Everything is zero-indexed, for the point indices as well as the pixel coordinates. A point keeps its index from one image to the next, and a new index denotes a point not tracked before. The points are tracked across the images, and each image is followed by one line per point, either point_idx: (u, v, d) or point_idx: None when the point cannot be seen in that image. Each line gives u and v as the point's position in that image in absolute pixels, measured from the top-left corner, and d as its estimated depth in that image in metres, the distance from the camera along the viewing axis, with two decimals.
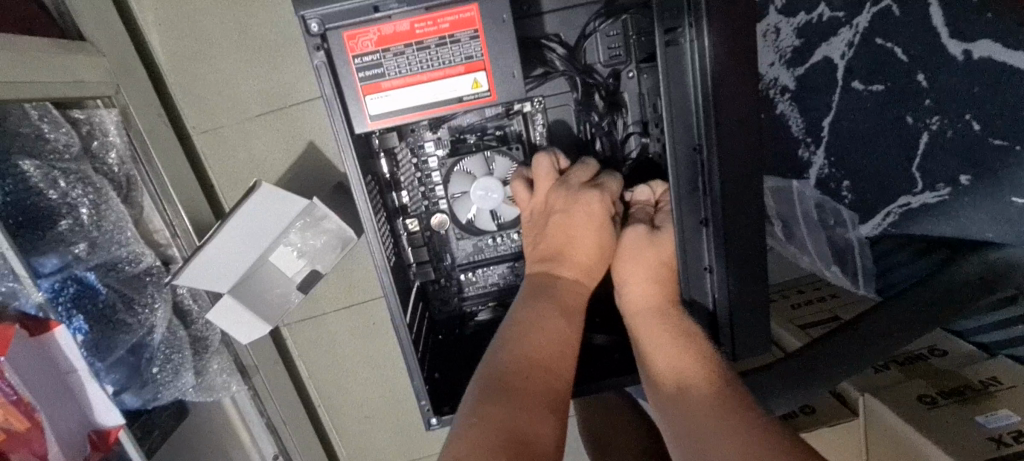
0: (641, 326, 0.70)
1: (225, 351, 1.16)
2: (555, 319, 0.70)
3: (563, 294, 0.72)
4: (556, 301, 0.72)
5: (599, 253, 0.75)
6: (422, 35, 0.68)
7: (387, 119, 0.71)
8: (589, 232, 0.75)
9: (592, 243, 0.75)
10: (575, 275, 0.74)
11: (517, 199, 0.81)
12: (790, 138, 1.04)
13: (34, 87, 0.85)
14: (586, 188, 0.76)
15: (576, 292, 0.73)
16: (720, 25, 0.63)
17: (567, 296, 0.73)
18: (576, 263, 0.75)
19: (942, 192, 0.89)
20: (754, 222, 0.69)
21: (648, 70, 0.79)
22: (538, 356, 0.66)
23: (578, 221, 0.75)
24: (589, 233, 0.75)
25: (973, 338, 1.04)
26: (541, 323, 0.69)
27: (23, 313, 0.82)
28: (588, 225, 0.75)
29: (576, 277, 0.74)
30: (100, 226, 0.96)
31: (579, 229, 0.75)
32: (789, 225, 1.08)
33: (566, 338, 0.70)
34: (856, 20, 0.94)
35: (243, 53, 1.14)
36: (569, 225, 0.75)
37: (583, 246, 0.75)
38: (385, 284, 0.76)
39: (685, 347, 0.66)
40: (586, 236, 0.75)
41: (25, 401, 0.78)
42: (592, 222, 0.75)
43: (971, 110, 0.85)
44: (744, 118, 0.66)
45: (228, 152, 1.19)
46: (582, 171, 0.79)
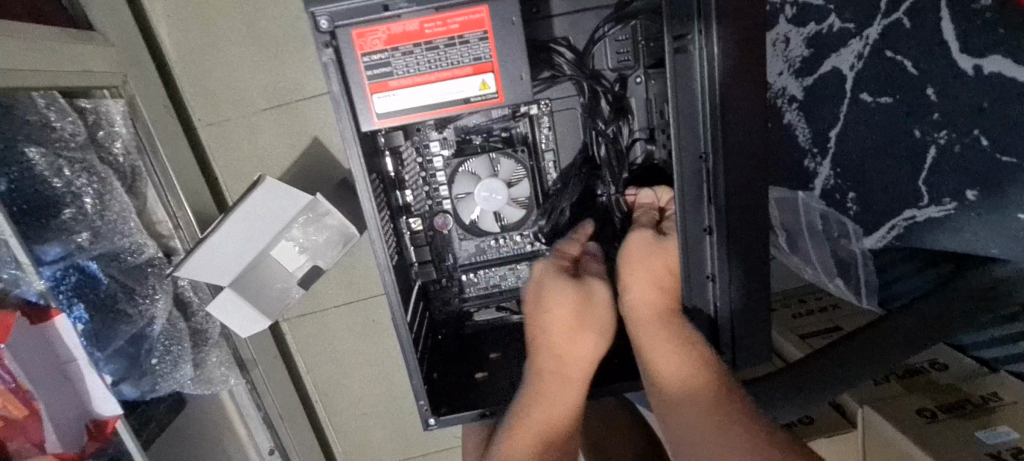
0: (641, 334, 0.71)
1: (225, 344, 1.16)
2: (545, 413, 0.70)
3: (547, 386, 0.71)
4: (541, 392, 0.71)
5: (580, 333, 0.73)
6: (431, 35, 0.68)
7: (393, 118, 0.71)
8: (563, 315, 0.74)
9: (569, 327, 0.74)
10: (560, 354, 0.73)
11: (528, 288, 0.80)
12: (797, 149, 1.04)
13: (41, 75, 0.85)
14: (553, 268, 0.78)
15: (561, 372, 0.72)
16: (731, 33, 0.63)
17: (553, 384, 0.71)
18: (554, 347, 0.73)
19: (947, 206, 0.88)
20: (759, 231, 0.68)
21: (656, 76, 0.80)
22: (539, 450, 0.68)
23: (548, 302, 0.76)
24: (562, 318, 0.74)
25: (974, 352, 1.04)
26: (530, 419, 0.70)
27: (25, 300, 0.82)
28: (562, 307, 0.74)
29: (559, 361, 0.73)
30: (103, 216, 0.96)
31: (554, 318, 0.74)
32: (793, 235, 1.09)
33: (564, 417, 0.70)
34: (867, 32, 0.91)
35: (250, 47, 1.14)
36: (544, 310, 0.75)
37: (561, 333, 0.73)
38: (387, 282, 0.75)
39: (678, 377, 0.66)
40: (561, 324, 0.74)
41: (23, 389, 0.79)
42: (563, 306, 0.74)
43: (978, 125, 0.83)
44: (753, 126, 0.65)
45: (232, 146, 1.19)
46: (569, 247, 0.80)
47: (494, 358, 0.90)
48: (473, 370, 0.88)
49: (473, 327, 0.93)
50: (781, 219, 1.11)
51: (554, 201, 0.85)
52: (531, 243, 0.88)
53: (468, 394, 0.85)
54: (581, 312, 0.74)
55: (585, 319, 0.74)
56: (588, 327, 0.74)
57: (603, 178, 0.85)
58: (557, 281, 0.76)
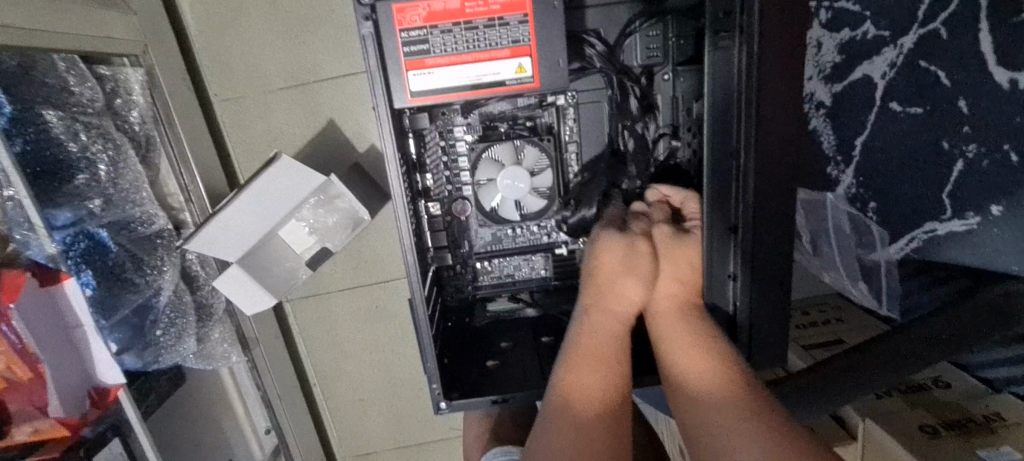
0: (668, 317, 0.71)
1: (229, 321, 1.15)
2: (597, 353, 0.69)
3: (595, 330, 0.71)
4: (588, 332, 0.71)
5: (625, 279, 0.73)
6: (471, 15, 0.69)
7: (427, 97, 0.72)
8: (613, 266, 0.74)
9: (618, 275, 0.74)
10: (616, 304, 0.73)
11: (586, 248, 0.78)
12: (822, 156, 1.06)
13: (63, 39, 0.83)
14: (607, 227, 0.78)
15: (606, 320, 0.72)
16: (772, 31, 0.63)
17: (599, 327, 0.71)
18: (602, 293, 0.74)
19: (971, 220, 0.87)
20: (786, 232, 0.68)
21: (684, 73, 0.80)
22: (589, 381, 0.66)
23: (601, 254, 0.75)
24: (609, 266, 0.74)
25: (978, 373, 1.03)
26: (580, 356, 0.69)
27: (33, 263, 0.81)
28: (612, 258, 0.74)
29: (606, 309, 0.73)
30: (116, 184, 0.96)
31: (604, 267, 0.74)
32: (818, 240, 1.09)
33: (617, 357, 0.69)
34: (901, 41, 0.90)
35: (273, 23, 1.13)
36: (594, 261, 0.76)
37: (609, 279, 0.74)
38: (409, 264, 0.75)
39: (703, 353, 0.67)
40: (611, 275, 0.74)
41: (30, 351, 0.78)
42: (613, 257, 0.74)
43: (1009, 141, 0.80)
44: (787, 125, 0.65)
45: (248, 122, 1.19)
46: (613, 212, 0.80)
47: (504, 347, 0.90)
48: (482, 359, 0.88)
49: (490, 317, 0.95)
50: (809, 226, 1.10)
51: (578, 194, 0.85)
52: (549, 234, 0.90)
53: (476, 380, 0.84)
54: (630, 263, 0.74)
55: (636, 270, 0.73)
56: (639, 277, 0.73)
57: (628, 174, 0.85)
58: (606, 235, 0.76)
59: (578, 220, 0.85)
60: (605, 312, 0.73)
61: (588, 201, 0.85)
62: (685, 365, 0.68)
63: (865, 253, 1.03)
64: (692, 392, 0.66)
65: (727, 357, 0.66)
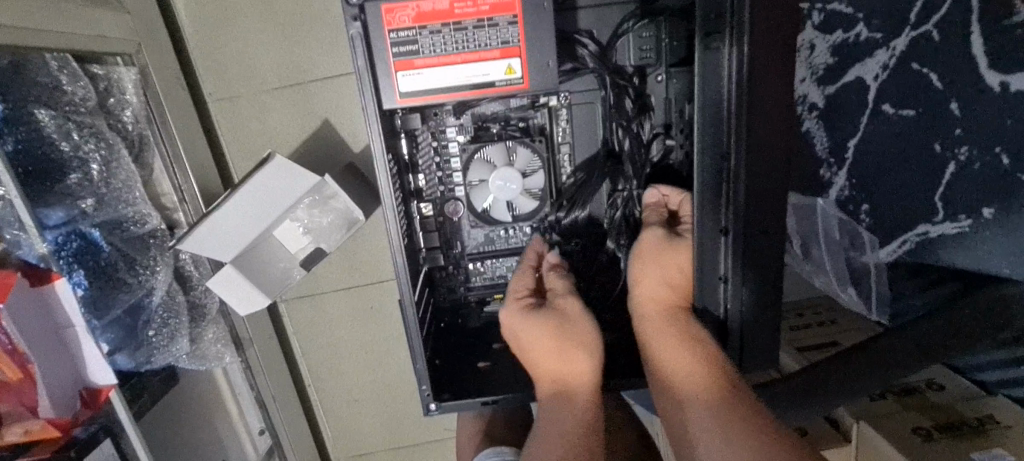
0: (651, 329, 0.72)
1: (222, 321, 1.14)
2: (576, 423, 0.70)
3: (566, 404, 0.71)
4: (555, 413, 0.71)
5: (563, 353, 0.74)
6: (460, 16, 0.68)
7: (416, 98, 0.71)
8: (543, 349, 0.75)
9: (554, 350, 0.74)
10: (561, 382, 0.73)
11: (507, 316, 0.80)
12: (814, 157, 1.05)
13: (56, 38, 0.83)
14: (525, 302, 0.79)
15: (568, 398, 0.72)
16: (761, 34, 0.63)
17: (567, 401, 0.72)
18: (551, 375, 0.74)
19: (963, 222, 0.87)
20: (775, 235, 0.68)
21: (678, 75, 0.80)
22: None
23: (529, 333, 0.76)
24: (544, 346, 0.75)
25: (971, 375, 1.03)
26: (561, 428, 0.69)
27: (25, 263, 0.81)
28: (539, 335, 0.75)
29: (563, 387, 0.73)
30: (108, 183, 0.95)
31: (535, 350, 0.75)
32: (809, 245, 1.08)
33: (589, 428, 0.70)
34: (894, 43, 0.90)
35: (266, 22, 1.13)
36: (526, 344, 0.76)
37: (551, 360, 0.74)
38: (398, 265, 0.75)
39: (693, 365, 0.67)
40: (549, 360, 0.74)
41: (20, 353, 0.77)
42: (540, 340, 0.75)
43: (1000, 142, 0.81)
44: (777, 127, 0.65)
45: (242, 122, 1.18)
46: (523, 278, 0.82)
47: (497, 348, 0.90)
48: (474, 360, 0.88)
49: (486, 317, 0.92)
50: (798, 231, 1.09)
51: (573, 196, 0.86)
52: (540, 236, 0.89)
53: (469, 382, 0.84)
54: (561, 335, 0.75)
55: (568, 347, 0.74)
56: (576, 347, 0.74)
57: (625, 174, 0.85)
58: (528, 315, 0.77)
59: (571, 221, 0.87)
60: (566, 387, 0.73)
61: (586, 197, 0.84)
62: (674, 369, 0.68)
63: (856, 254, 1.02)
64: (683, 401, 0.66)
65: (716, 360, 0.66)
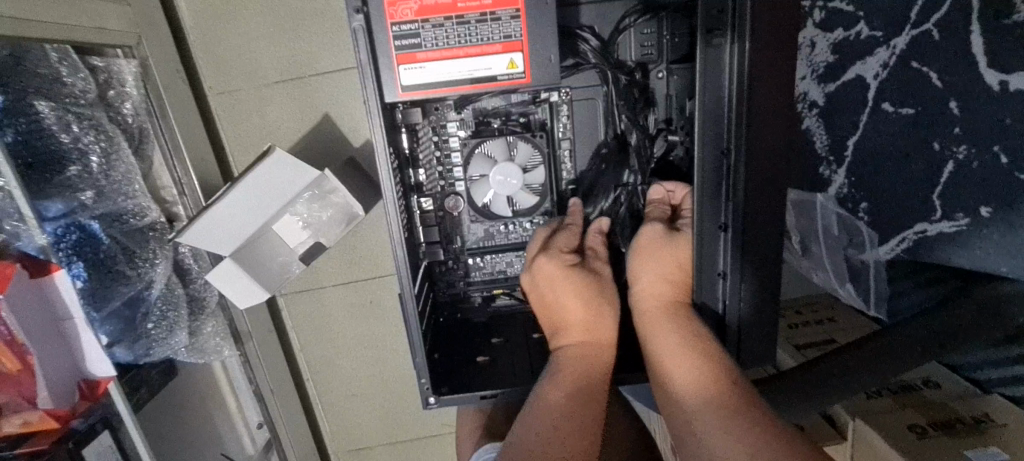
0: (657, 319, 0.72)
1: (221, 315, 1.14)
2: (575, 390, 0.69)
3: (576, 360, 0.72)
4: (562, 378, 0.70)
5: (595, 310, 0.75)
6: (463, 9, 0.69)
7: (417, 91, 0.72)
8: (575, 304, 0.75)
9: (587, 306, 0.75)
10: (579, 336, 0.74)
11: (540, 268, 0.78)
12: (814, 155, 1.06)
13: (56, 29, 0.83)
14: (567, 255, 0.78)
15: (585, 357, 0.72)
16: (763, 30, 0.63)
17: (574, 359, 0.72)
18: (579, 337, 0.74)
19: (960, 221, 0.87)
20: (776, 231, 0.68)
21: (679, 71, 0.81)
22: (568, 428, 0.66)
23: (566, 285, 0.76)
24: (580, 302, 0.75)
25: (968, 373, 1.04)
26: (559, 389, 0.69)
27: (25, 254, 0.81)
28: (574, 285, 0.75)
29: (581, 342, 0.73)
30: (108, 176, 0.95)
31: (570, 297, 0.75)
32: (808, 242, 1.10)
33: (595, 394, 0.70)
34: (894, 41, 0.91)
35: (268, 14, 1.12)
36: (563, 293, 0.76)
37: (584, 314, 0.74)
38: (398, 259, 0.75)
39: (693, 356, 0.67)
40: (580, 311, 0.75)
41: (18, 343, 0.77)
42: (574, 291, 0.75)
43: (998, 141, 0.81)
44: (780, 123, 0.65)
45: (242, 115, 1.18)
46: (565, 239, 0.81)
47: (496, 343, 0.90)
48: (473, 354, 0.88)
49: (491, 312, 0.94)
50: (797, 225, 1.12)
51: (590, 187, 0.88)
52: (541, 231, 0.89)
53: (468, 376, 0.84)
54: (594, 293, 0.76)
55: (599, 305, 0.75)
56: (606, 304, 0.76)
57: (630, 167, 0.85)
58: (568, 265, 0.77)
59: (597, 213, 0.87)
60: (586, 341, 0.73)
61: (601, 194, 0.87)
62: (678, 358, 0.68)
63: (855, 253, 1.03)
64: (678, 392, 0.67)
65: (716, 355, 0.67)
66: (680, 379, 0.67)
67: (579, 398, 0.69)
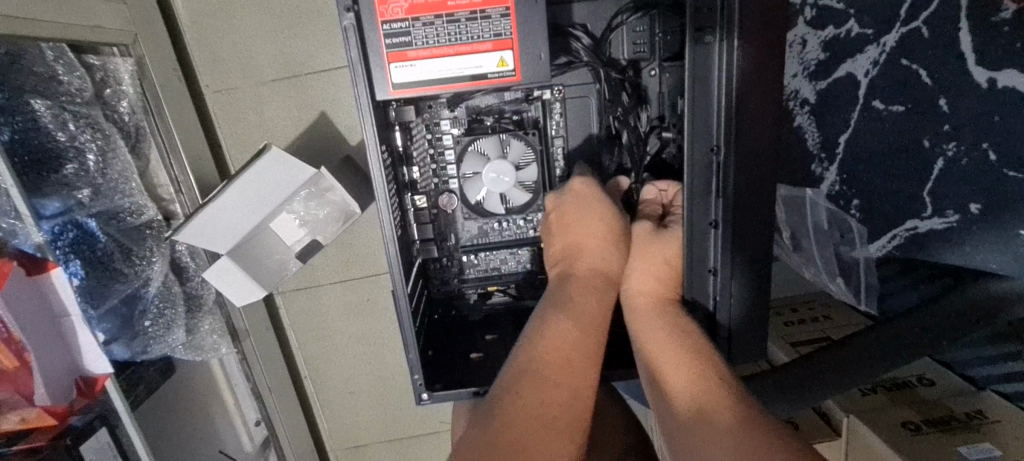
0: (653, 297, 0.75)
1: (218, 312, 1.14)
2: (580, 325, 0.71)
3: (585, 292, 0.76)
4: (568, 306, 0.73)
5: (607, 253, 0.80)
6: (453, 7, 0.69)
7: (408, 89, 0.72)
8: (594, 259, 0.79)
9: (598, 249, 0.80)
10: (591, 277, 0.78)
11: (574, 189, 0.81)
12: (806, 153, 1.03)
13: (53, 28, 0.83)
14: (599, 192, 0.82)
15: (593, 293, 0.76)
16: (750, 28, 0.63)
17: (581, 299, 0.75)
18: (590, 275, 0.78)
19: (950, 218, 0.89)
20: (765, 227, 0.69)
21: (671, 69, 0.82)
22: (566, 345, 0.69)
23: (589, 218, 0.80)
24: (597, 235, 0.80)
25: (962, 371, 1.04)
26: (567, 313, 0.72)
27: (21, 252, 0.81)
28: (597, 226, 0.80)
29: (590, 277, 0.78)
30: (105, 174, 0.96)
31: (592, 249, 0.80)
32: (800, 238, 1.05)
33: (595, 324, 0.72)
34: (884, 39, 0.91)
35: (263, 13, 1.13)
36: (585, 226, 0.79)
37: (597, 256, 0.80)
38: (391, 256, 0.76)
39: (682, 333, 0.70)
40: (594, 249, 0.80)
41: (16, 340, 0.77)
42: (597, 222, 0.80)
43: (987, 139, 0.83)
44: (770, 120, 0.66)
45: (239, 113, 1.18)
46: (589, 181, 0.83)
47: (490, 340, 0.91)
48: (466, 351, 0.89)
49: (487, 309, 0.95)
50: (788, 223, 1.06)
51: None
52: (535, 229, 0.90)
53: (463, 373, 0.85)
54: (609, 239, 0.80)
55: (614, 249, 0.80)
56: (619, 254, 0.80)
57: (625, 165, 0.90)
58: (594, 204, 0.80)
59: None
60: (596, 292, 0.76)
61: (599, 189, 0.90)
62: (677, 325, 0.71)
63: (848, 249, 1.02)
64: (669, 373, 0.68)
65: (704, 347, 0.68)
66: (666, 356, 0.68)
67: (581, 331, 0.71)
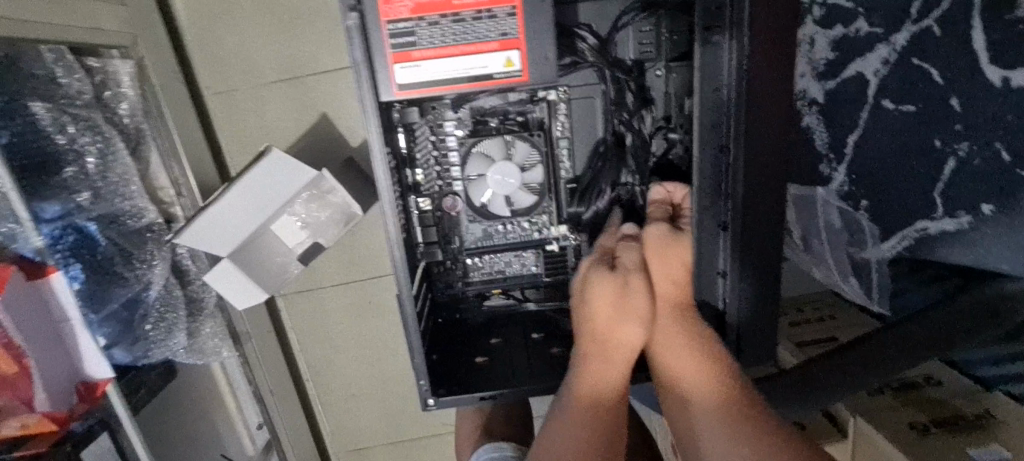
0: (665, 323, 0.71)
1: (220, 316, 1.13)
2: (599, 376, 0.69)
3: (595, 346, 0.71)
4: (584, 367, 0.70)
5: (619, 303, 0.72)
6: (459, 6, 0.68)
7: (414, 90, 0.71)
8: (604, 328, 0.71)
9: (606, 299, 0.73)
10: (600, 331, 0.72)
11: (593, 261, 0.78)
12: (814, 154, 1.03)
13: (50, 29, 0.82)
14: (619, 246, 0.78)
15: (603, 347, 0.71)
16: (761, 26, 0.62)
17: (594, 354, 0.70)
18: (593, 325, 0.72)
19: (962, 219, 0.86)
20: (773, 228, 0.68)
21: (678, 69, 0.80)
22: (592, 404, 0.66)
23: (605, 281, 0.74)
24: (603, 290, 0.73)
25: (972, 372, 1.02)
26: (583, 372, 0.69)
27: (21, 256, 0.80)
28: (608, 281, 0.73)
29: (597, 331, 0.72)
30: (105, 177, 0.94)
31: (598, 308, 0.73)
32: (809, 237, 1.07)
33: (613, 376, 0.69)
34: (895, 37, 0.90)
35: (264, 14, 1.12)
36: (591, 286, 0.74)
37: (603, 312, 0.72)
38: (396, 259, 0.75)
39: (692, 350, 0.67)
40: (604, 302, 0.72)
41: (16, 345, 0.77)
42: (602, 277, 0.74)
43: (999, 139, 0.80)
44: (779, 119, 0.65)
45: (239, 115, 1.18)
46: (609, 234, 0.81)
47: (496, 343, 0.90)
48: (471, 355, 0.88)
49: (494, 311, 0.94)
50: (799, 222, 1.08)
51: (586, 185, 0.87)
52: (540, 230, 0.88)
53: (469, 377, 0.84)
54: (620, 291, 0.73)
55: (624, 290, 0.72)
56: (631, 295, 0.72)
57: (628, 167, 0.86)
58: (599, 272, 0.75)
59: (592, 215, 0.87)
60: (607, 370, 0.69)
61: (595, 195, 0.87)
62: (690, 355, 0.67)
63: (858, 250, 1.01)
64: (686, 384, 0.66)
65: (719, 354, 0.67)
66: (684, 375, 0.67)
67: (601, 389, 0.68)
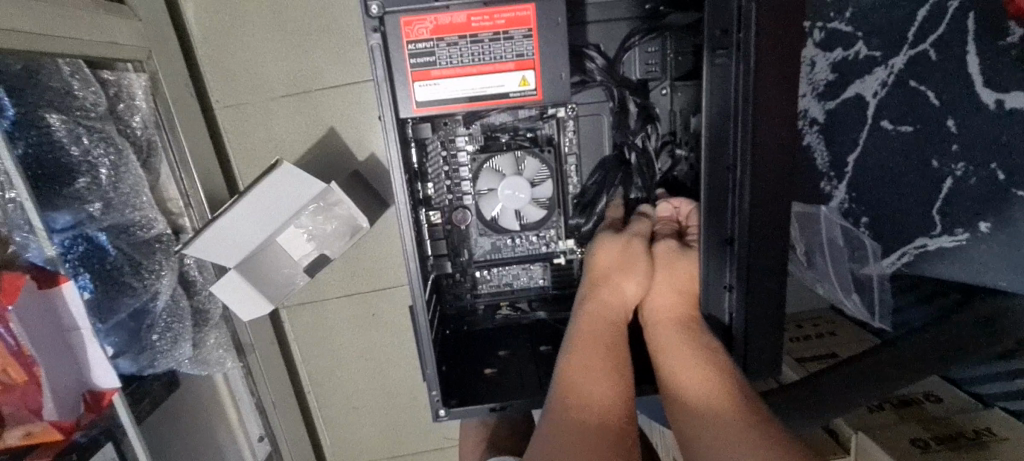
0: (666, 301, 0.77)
1: (224, 326, 1.14)
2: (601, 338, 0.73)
3: (599, 310, 0.76)
4: (588, 329, 0.74)
5: (626, 270, 0.79)
6: (477, 28, 0.71)
7: (431, 107, 0.73)
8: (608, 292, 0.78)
9: (613, 266, 0.79)
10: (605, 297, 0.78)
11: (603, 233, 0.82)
12: (813, 171, 1.04)
13: (69, 43, 0.84)
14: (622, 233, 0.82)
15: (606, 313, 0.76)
16: (768, 48, 0.65)
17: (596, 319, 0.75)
18: (601, 289, 0.78)
19: (959, 236, 0.91)
20: (778, 244, 0.70)
21: (681, 88, 0.84)
22: (591, 365, 0.70)
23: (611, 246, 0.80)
24: (612, 255, 0.80)
25: (969, 388, 1.04)
26: (587, 333, 0.74)
27: (32, 265, 0.80)
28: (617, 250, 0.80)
29: (602, 295, 0.78)
30: (117, 188, 0.96)
31: (603, 271, 0.79)
32: (813, 253, 1.01)
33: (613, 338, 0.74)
34: (892, 61, 0.94)
35: (277, 31, 1.14)
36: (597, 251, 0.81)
37: (608, 272, 0.79)
38: (410, 269, 0.77)
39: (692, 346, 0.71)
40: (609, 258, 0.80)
41: (25, 354, 0.78)
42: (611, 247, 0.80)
43: (995, 159, 0.86)
44: (784, 137, 0.67)
45: (249, 129, 1.20)
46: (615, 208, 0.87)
47: (502, 356, 0.91)
48: (479, 366, 0.89)
49: (501, 320, 0.95)
50: (803, 239, 1.02)
51: (591, 198, 0.88)
52: (548, 244, 0.90)
53: (477, 388, 0.85)
54: (627, 259, 0.79)
55: (630, 256, 0.79)
56: (637, 267, 0.78)
57: (635, 183, 0.89)
58: (605, 236, 0.81)
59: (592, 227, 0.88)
60: (610, 336, 0.73)
61: (596, 202, 0.88)
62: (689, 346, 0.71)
63: (858, 267, 1.01)
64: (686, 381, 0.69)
65: (721, 363, 0.69)
66: (684, 368, 0.70)
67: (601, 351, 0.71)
